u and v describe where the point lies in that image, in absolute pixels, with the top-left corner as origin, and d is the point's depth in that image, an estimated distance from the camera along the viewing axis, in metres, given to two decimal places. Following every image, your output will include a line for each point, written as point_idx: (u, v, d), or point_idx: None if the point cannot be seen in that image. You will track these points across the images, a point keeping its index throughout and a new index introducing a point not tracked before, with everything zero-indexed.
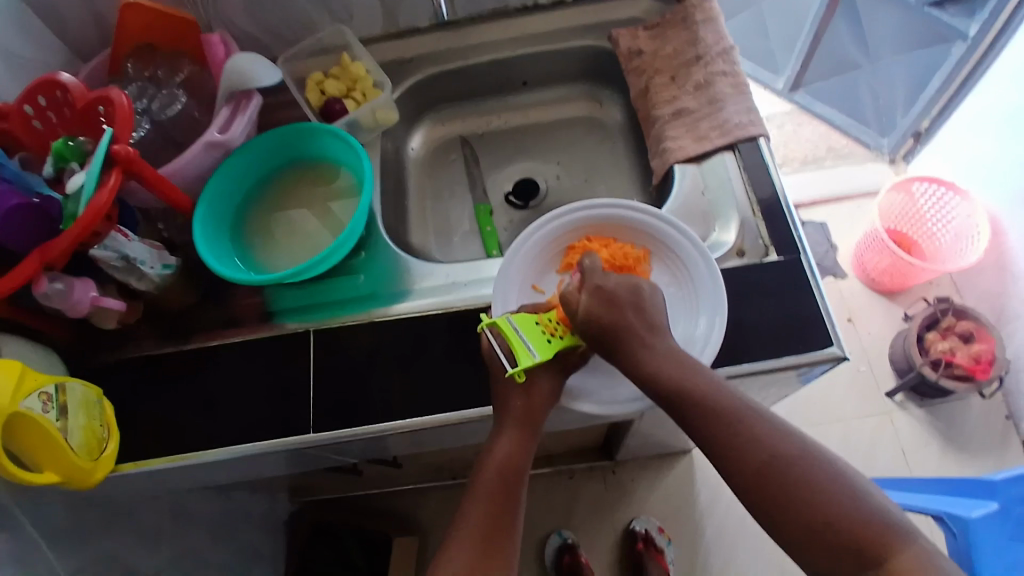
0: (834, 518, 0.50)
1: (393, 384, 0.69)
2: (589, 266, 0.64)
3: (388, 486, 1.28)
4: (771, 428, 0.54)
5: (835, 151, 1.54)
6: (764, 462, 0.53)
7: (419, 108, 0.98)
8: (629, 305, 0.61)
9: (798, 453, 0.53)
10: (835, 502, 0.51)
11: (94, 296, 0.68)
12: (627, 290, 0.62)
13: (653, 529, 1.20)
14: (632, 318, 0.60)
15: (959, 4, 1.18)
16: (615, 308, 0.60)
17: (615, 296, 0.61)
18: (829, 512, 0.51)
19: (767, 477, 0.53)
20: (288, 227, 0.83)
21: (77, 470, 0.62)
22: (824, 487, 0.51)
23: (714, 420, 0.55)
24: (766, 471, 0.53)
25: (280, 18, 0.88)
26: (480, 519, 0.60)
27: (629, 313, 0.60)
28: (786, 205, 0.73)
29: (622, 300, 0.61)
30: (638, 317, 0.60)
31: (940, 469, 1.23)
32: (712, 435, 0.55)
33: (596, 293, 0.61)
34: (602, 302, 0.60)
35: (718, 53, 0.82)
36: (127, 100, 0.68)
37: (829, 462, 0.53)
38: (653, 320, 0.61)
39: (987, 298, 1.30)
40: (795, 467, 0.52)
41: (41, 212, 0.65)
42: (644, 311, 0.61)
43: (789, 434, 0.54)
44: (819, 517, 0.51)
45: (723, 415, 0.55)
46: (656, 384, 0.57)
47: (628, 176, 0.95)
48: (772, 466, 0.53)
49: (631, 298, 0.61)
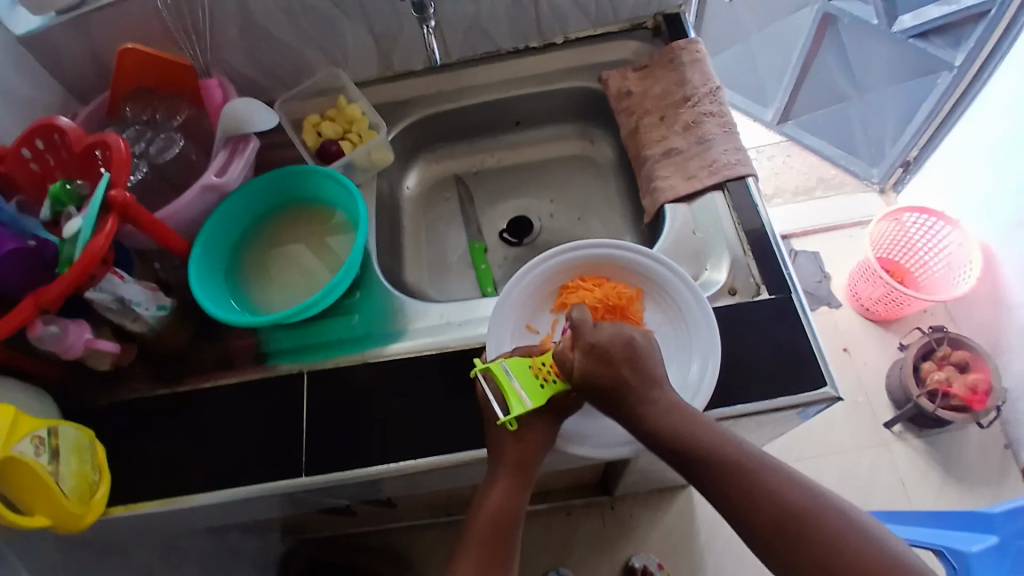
0: (844, 560, 0.50)
1: (387, 425, 0.69)
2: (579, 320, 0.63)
3: (383, 524, 1.26)
4: (778, 472, 0.54)
5: (826, 182, 1.57)
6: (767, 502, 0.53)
7: (414, 147, 1.00)
8: (623, 360, 0.60)
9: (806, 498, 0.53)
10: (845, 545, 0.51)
11: (88, 339, 0.68)
12: (620, 344, 0.61)
13: (652, 564, 1.19)
14: (627, 374, 0.60)
15: (945, 37, 1.19)
16: (612, 365, 0.60)
17: (609, 353, 0.60)
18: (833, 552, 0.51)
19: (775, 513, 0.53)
20: (284, 266, 0.84)
21: (67, 515, 0.61)
22: (833, 528, 0.51)
23: (723, 468, 0.55)
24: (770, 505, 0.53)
25: (277, 61, 0.89)
26: (472, 568, 0.59)
27: (624, 370, 0.60)
28: (774, 239, 0.74)
29: (616, 356, 0.60)
30: (635, 374, 0.60)
31: (941, 500, 1.22)
32: (724, 480, 0.55)
33: (589, 352, 0.60)
34: (597, 360, 0.60)
35: (706, 94, 0.84)
36: (123, 143, 0.68)
37: (838, 502, 0.53)
38: (649, 373, 0.60)
39: (981, 327, 1.31)
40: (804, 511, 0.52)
41: (34, 256, 0.66)
42: (639, 365, 0.61)
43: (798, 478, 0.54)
44: (828, 557, 0.51)
45: (730, 463, 0.55)
46: (661, 436, 0.58)
47: (621, 212, 0.96)
48: (780, 512, 0.52)
49: (625, 353, 0.61)
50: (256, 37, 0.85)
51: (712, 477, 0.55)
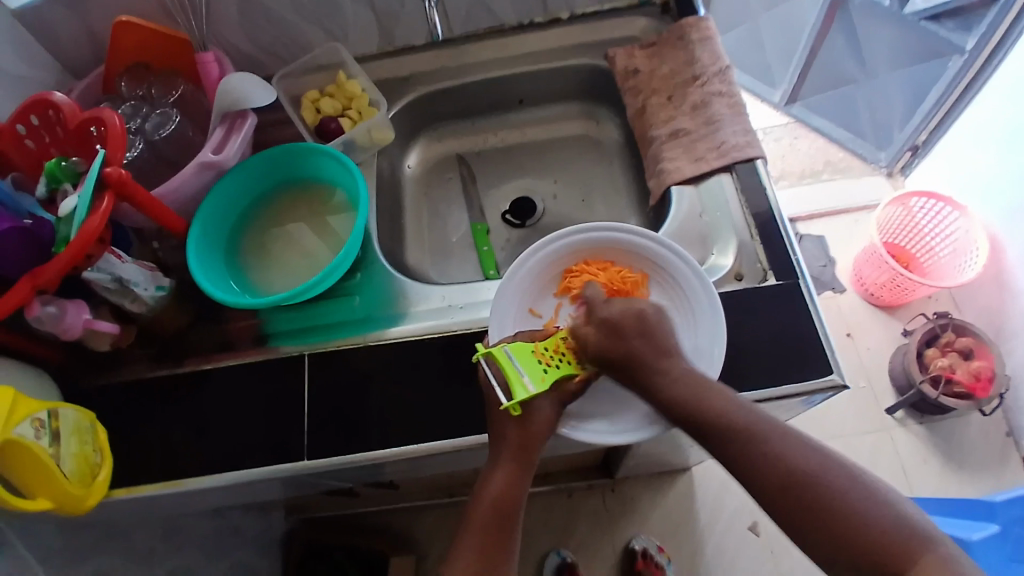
0: (857, 535, 0.50)
1: (388, 409, 0.68)
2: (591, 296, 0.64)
3: (386, 504, 1.26)
4: (793, 446, 0.54)
5: (833, 165, 1.53)
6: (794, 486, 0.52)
7: (416, 126, 0.98)
8: (634, 333, 0.60)
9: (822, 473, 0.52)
10: (856, 520, 0.50)
11: (87, 319, 0.68)
12: (631, 317, 0.61)
13: (652, 547, 1.19)
14: (639, 346, 0.59)
15: (956, 20, 1.18)
16: (623, 339, 0.60)
17: (620, 326, 0.60)
18: (845, 527, 0.50)
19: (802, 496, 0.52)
20: (284, 247, 0.83)
21: (68, 496, 0.61)
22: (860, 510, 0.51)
23: (737, 441, 0.55)
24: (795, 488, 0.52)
25: (275, 36, 0.87)
26: (476, 554, 0.59)
27: (635, 343, 0.60)
28: (781, 222, 0.73)
29: (627, 329, 0.60)
30: (646, 344, 0.60)
31: (942, 485, 1.22)
32: (739, 453, 0.55)
33: (601, 327, 0.61)
34: (608, 335, 0.60)
35: (715, 73, 0.82)
36: (119, 120, 0.66)
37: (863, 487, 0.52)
38: (662, 344, 0.60)
39: (986, 313, 1.30)
40: (816, 486, 0.52)
41: (31, 237, 0.64)
42: (651, 337, 0.60)
43: (816, 452, 0.53)
44: (841, 533, 0.51)
45: (746, 438, 0.54)
46: (679, 409, 0.57)
47: (626, 195, 0.94)
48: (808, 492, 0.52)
49: (635, 325, 0.60)
50: (253, 11, 0.83)
51: (733, 450, 0.55)
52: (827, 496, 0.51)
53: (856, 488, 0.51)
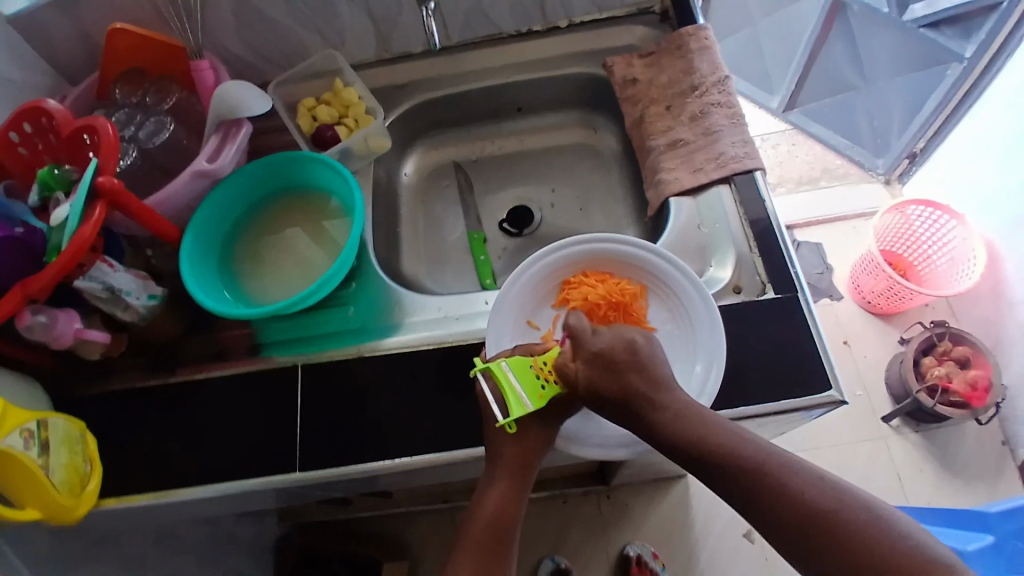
0: (884, 569, 0.47)
1: (383, 420, 0.67)
2: (578, 328, 0.60)
3: (384, 509, 1.25)
4: (803, 476, 0.51)
5: (830, 173, 1.53)
6: (792, 513, 0.50)
7: (412, 134, 0.97)
8: (628, 366, 0.58)
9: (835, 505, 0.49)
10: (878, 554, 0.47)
11: (78, 328, 0.67)
12: (622, 347, 0.59)
13: (646, 554, 1.18)
14: (634, 380, 0.57)
15: (956, 28, 1.17)
16: (617, 372, 0.58)
17: (613, 358, 0.58)
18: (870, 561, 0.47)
19: (805, 523, 0.49)
20: (279, 255, 0.82)
21: (58, 507, 0.60)
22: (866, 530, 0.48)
23: (744, 472, 0.52)
24: (798, 515, 0.50)
25: (271, 43, 0.87)
26: (469, 572, 0.58)
27: (631, 376, 0.57)
28: (780, 232, 0.73)
29: (620, 360, 0.58)
30: (642, 377, 0.58)
31: (937, 495, 1.22)
32: (747, 485, 0.52)
33: (593, 361, 0.58)
34: (601, 369, 0.58)
35: (713, 84, 0.81)
36: (112, 129, 0.65)
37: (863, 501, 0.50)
38: (656, 376, 0.58)
39: (982, 323, 1.30)
40: (833, 517, 0.49)
41: (21, 245, 0.63)
42: (644, 369, 0.58)
43: (827, 482, 0.51)
44: (867, 567, 0.47)
45: (753, 468, 0.52)
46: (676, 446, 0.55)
47: (624, 204, 0.94)
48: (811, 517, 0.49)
49: (628, 357, 0.59)
50: (250, 18, 0.82)
51: (730, 485, 0.52)
52: (831, 519, 0.49)
53: (858, 503, 0.49)
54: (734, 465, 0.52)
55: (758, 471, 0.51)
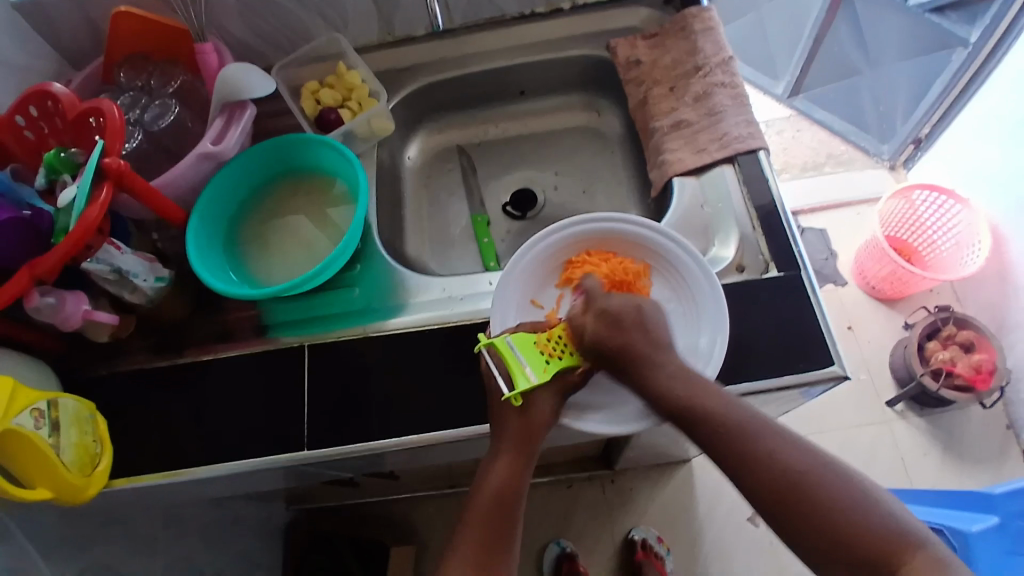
0: (855, 535, 0.50)
1: (388, 398, 0.68)
2: (592, 289, 0.64)
3: (386, 495, 1.27)
4: (787, 442, 0.53)
5: (835, 158, 1.52)
6: (784, 479, 0.52)
7: (415, 117, 0.97)
8: (633, 326, 0.60)
9: (814, 471, 0.52)
10: (849, 516, 0.50)
11: (86, 310, 0.67)
12: (630, 309, 0.61)
13: (652, 538, 1.20)
14: (637, 340, 0.59)
15: (959, 12, 1.18)
16: (620, 329, 0.60)
17: (619, 318, 0.60)
18: (848, 520, 0.50)
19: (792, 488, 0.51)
20: (284, 237, 0.83)
21: (68, 487, 0.61)
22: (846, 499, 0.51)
23: (732, 435, 0.53)
24: (787, 478, 0.52)
25: (275, 27, 0.87)
26: (474, 542, 0.59)
27: (634, 333, 0.59)
28: (784, 214, 0.73)
29: (626, 321, 0.60)
30: (644, 337, 0.59)
31: (940, 478, 1.22)
32: (734, 452, 0.53)
33: (600, 316, 0.61)
34: (607, 325, 0.60)
35: (717, 64, 0.81)
36: (118, 111, 0.66)
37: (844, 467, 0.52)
38: (658, 338, 0.60)
39: (987, 307, 1.30)
40: (813, 484, 0.51)
41: (29, 227, 0.64)
42: (649, 330, 0.60)
43: (807, 451, 0.53)
44: (839, 535, 0.50)
45: (739, 435, 0.53)
46: (671, 404, 0.56)
47: (627, 188, 0.94)
48: (793, 482, 0.52)
49: (635, 319, 0.60)
50: (253, 1, 0.82)
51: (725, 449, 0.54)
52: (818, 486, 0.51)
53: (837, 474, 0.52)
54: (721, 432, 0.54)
55: (744, 438, 0.53)
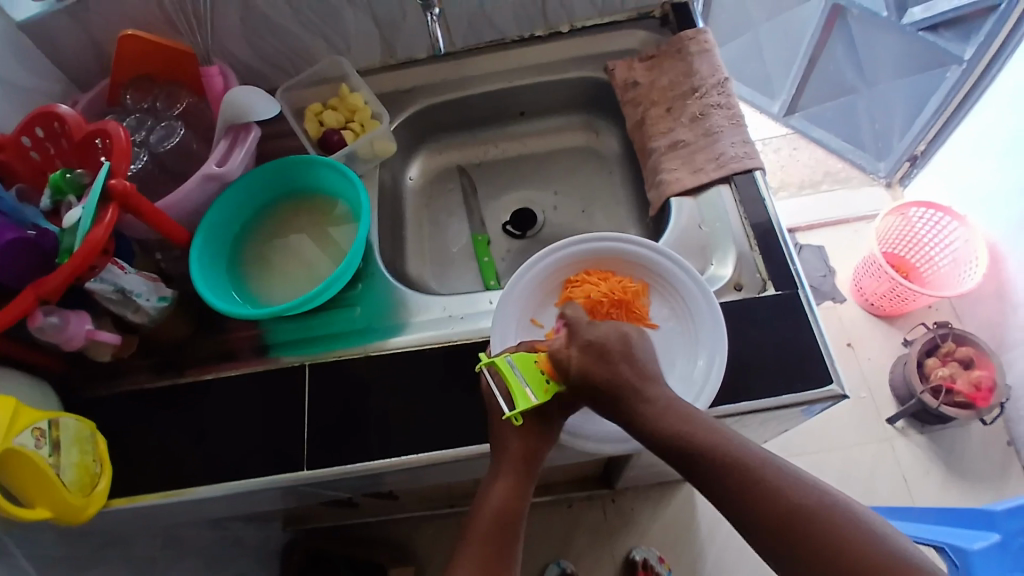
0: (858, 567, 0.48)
1: (388, 418, 0.68)
2: (574, 319, 0.63)
3: (387, 514, 1.26)
4: (785, 473, 0.52)
5: (832, 176, 1.55)
6: (780, 508, 0.51)
7: (416, 138, 0.99)
8: (620, 357, 0.60)
9: (816, 503, 0.51)
10: (852, 547, 0.49)
11: (89, 330, 0.68)
12: (616, 339, 0.61)
13: (652, 558, 1.19)
14: (626, 371, 0.59)
15: (954, 30, 1.18)
16: (607, 361, 0.60)
17: (605, 349, 0.60)
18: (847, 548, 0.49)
19: (790, 520, 0.50)
20: (286, 256, 0.83)
21: (68, 507, 0.61)
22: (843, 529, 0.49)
23: (729, 466, 0.53)
24: (782, 508, 0.51)
25: (279, 50, 0.89)
26: (475, 565, 0.58)
27: (622, 366, 0.59)
28: (781, 233, 0.73)
29: (612, 352, 0.60)
30: (632, 370, 0.59)
31: (942, 497, 1.22)
32: (731, 485, 0.52)
33: (586, 349, 0.60)
34: (594, 357, 0.60)
35: (713, 86, 0.83)
36: (124, 132, 0.67)
37: (842, 497, 0.51)
38: (646, 369, 0.60)
39: (985, 324, 1.30)
40: (814, 516, 0.50)
41: (32, 246, 0.64)
42: (635, 360, 0.60)
43: (806, 482, 0.52)
44: (842, 569, 0.49)
45: (731, 464, 0.53)
46: (663, 439, 0.56)
47: (626, 207, 0.95)
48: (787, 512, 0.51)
49: (621, 348, 0.61)
50: (258, 25, 0.84)
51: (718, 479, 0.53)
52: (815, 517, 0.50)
53: (838, 506, 0.50)
54: (714, 460, 0.54)
55: (736, 467, 0.53)
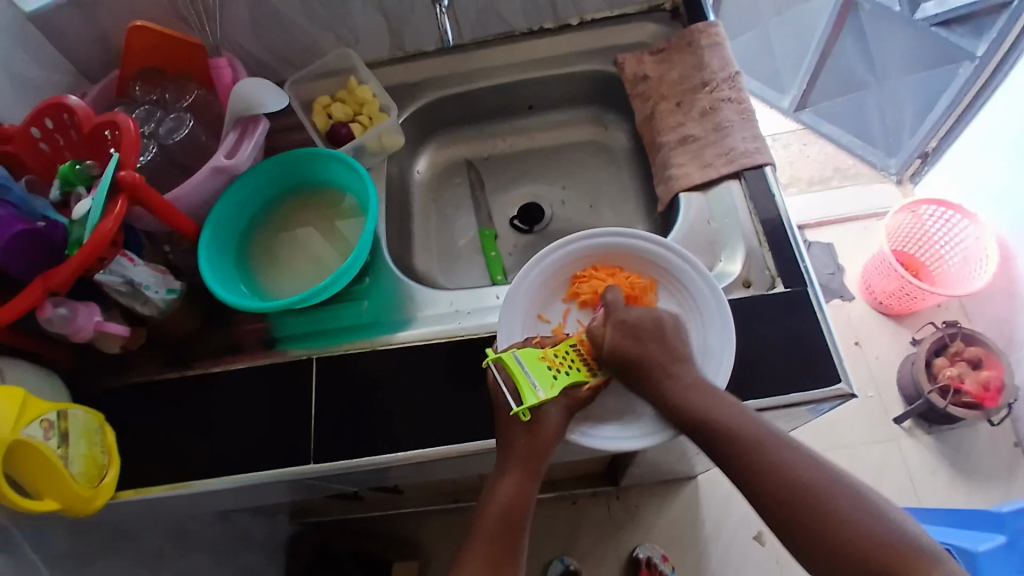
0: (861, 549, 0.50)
1: (395, 412, 0.68)
2: (612, 301, 0.65)
3: (393, 508, 1.26)
4: (797, 456, 0.55)
5: (842, 172, 1.53)
6: (791, 490, 0.53)
7: (424, 131, 0.98)
8: (651, 338, 0.62)
9: (826, 488, 0.53)
10: (856, 529, 0.51)
11: (98, 322, 0.68)
12: (650, 321, 0.63)
13: (657, 556, 1.19)
14: (656, 354, 0.61)
15: (967, 25, 1.17)
16: (640, 341, 0.61)
17: (639, 330, 0.62)
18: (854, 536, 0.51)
19: (802, 502, 0.53)
20: (294, 249, 0.83)
21: (76, 498, 0.61)
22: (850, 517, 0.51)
23: (739, 445, 0.55)
24: (792, 491, 0.53)
25: (287, 42, 0.88)
26: (483, 560, 0.59)
27: (652, 346, 0.61)
28: (790, 228, 0.73)
29: (645, 333, 0.62)
30: (662, 350, 0.61)
31: (949, 497, 1.21)
32: (745, 464, 0.55)
33: (620, 328, 0.62)
34: (627, 337, 0.62)
35: (724, 79, 0.82)
36: (134, 124, 0.67)
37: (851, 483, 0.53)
38: (676, 350, 0.62)
39: (995, 323, 1.29)
40: (823, 501, 0.52)
41: (42, 239, 0.65)
42: (666, 342, 0.62)
43: (817, 467, 0.54)
44: (846, 550, 0.51)
45: (751, 446, 0.55)
46: (687, 413, 0.58)
47: (634, 203, 0.94)
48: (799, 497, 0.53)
49: (654, 330, 0.62)
50: (266, 17, 0.84)
51: (735, 459, 0.56)
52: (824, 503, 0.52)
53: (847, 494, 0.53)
54: (731, 441, 0.56)
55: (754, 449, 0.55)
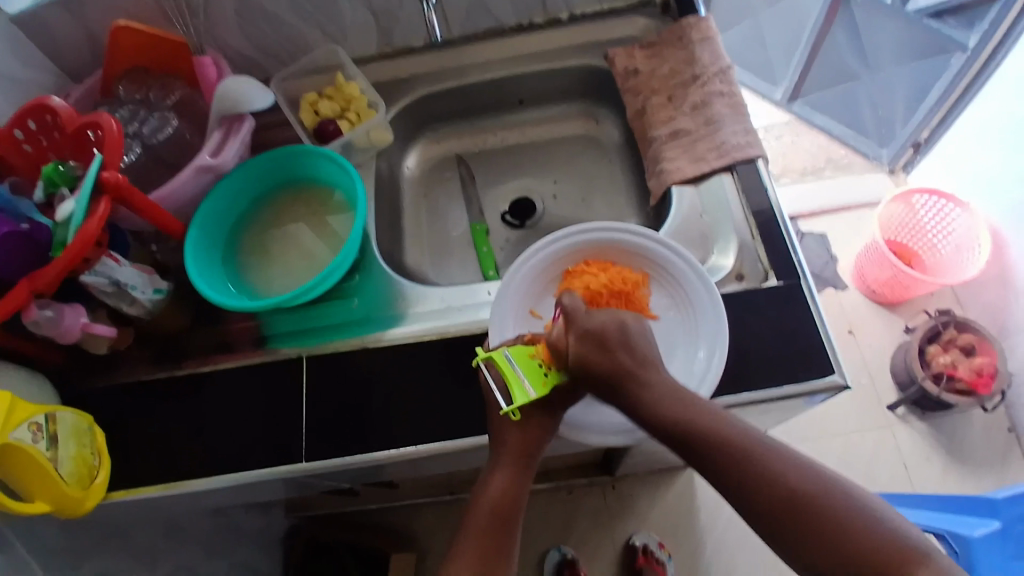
0: (858, 547, 0.48)
1: (387, 411, 0.68)
2: (570, 307, 0.61)
3: (387, 501, 1.27)
4: (786, 459, 0.52)
5: (834, 163, 1.52)
6: (786, 495, 0.50)
7: (415, 127, 0.98)
8: (619, 345, 0.58)
9: (817, 488, 0.50)
10: (849, 529, 0.49)
11: (85, 323, 0.68)
12: (614, 327, 0.59)
13: (653, 543, 1.19)
14: (625, 359, 0.57)
15: (959, 17, 1.18)
16: (607, 350, 0.58)
17: (605, 336, 0.58)
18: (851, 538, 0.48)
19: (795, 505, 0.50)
20: (283, 247, 0.83)
21: (68, 499, 0.61)
22: (847, 512, 0.49)
23: (728, 448, 0.52)
24: (786, 495, 0.50)
25: (274, 40, 0.87)
26: (474, 556, 0.58)
27: (621, 354, 0.58)
28: (782, 218, 0.73)
29: (612, 341, 0.58)
30: (631, 357, 0.58)
31: (942, 484, 1.22)
32: (733, 473, 0.52)
33: (585, 337, 0.58)
34: (594, 346, 0.58)
35: (715, 73, 0.81)
36: (116, 124, 0.66)
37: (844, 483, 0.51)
38: (646, 355, 0.58)
39: (989, 311, 1.30)
40: (814, 500, 0.50)
41: (28, 240, 0.64)
42: (634, 348, 0.59)
43: (809, 467, 0.51)
44: (843, 549, 0.48)
45: (736, 454, 0.52)
46: (664, 425, 0.55)
47: (627, 195, 0.94)
48: (793, 501, 0.50)
49: (619, 336, 0.59)
50: (253, 15, 0.83)
51: (724, 466, 0.52)
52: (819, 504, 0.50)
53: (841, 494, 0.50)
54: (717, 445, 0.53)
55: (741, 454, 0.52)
